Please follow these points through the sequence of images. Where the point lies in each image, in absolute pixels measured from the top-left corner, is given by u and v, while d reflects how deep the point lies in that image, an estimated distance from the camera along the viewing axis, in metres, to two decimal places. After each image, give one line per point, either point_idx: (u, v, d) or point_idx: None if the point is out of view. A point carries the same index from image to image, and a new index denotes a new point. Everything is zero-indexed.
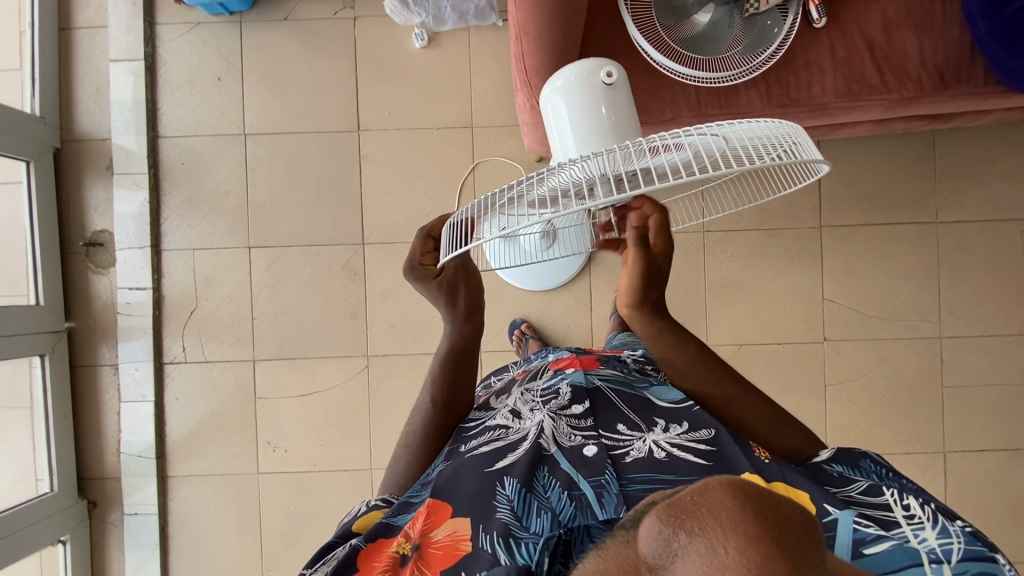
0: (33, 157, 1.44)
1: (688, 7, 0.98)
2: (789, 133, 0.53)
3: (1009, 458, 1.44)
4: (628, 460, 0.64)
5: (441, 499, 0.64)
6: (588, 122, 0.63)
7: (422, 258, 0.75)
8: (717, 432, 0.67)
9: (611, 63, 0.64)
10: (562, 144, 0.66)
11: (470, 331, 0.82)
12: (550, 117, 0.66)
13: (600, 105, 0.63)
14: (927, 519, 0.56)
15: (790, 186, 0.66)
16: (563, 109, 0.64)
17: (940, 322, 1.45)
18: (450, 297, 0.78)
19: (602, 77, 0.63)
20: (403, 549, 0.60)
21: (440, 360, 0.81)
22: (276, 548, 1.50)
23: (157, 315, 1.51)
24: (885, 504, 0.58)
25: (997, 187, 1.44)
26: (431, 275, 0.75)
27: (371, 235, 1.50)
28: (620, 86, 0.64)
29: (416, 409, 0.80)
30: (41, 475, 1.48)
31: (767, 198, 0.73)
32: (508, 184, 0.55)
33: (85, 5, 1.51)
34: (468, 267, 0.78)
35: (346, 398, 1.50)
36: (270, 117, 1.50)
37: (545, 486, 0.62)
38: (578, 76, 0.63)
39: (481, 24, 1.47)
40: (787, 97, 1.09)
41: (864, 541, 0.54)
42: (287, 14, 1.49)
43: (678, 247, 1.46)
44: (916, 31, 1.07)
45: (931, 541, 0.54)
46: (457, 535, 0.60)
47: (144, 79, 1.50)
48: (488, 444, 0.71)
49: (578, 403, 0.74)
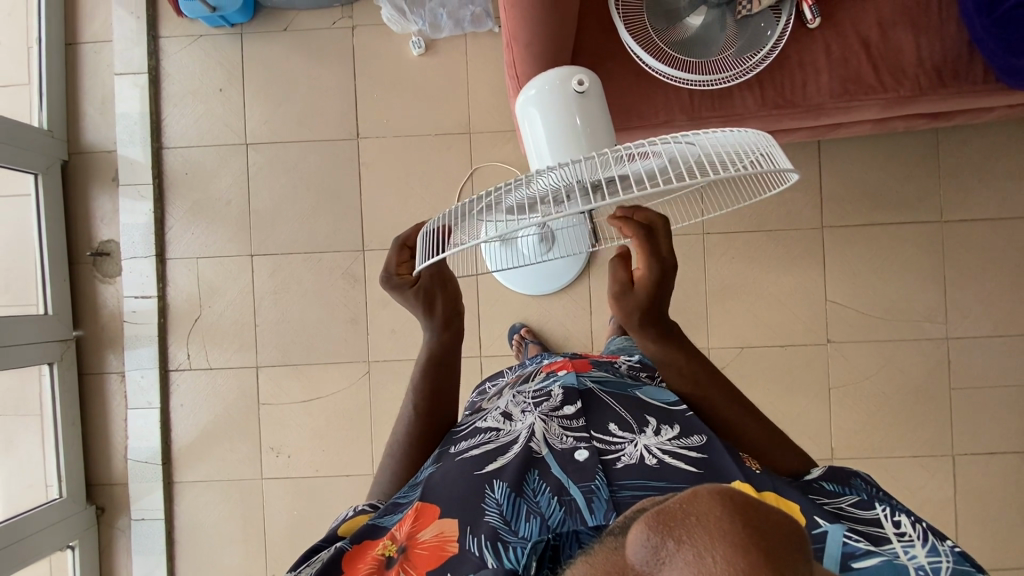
0: (40, 169, 1.48)
1: (681, 11, 0.97)
2: (761, 143, 0.54)
3: (1021, 462, 1.41)
4: (619, 466, 0.63)
5: (429, 502, 0.64)
6: (561, 130, 0.65)
7: (397, 269, 0.76)
8: (708, 439, 0.66)
9: (582, 71, 0.65)
10: (537, 152, 0.67)
11: (449, 338, 0.83)
12: (526, 129, 0.68)
13: (573, 114, 0.64)
14: (916, 537, 0.56)
15: (764, 193, 0.66)
16: (537, 118, 0.66)
17: (946, 323, 1.42)
18: (428, 305, 0.80)
19: (574, 85, 0.64)
20: (389, 551, 0.61)
21: (422, 367, 0.82)
22: (280, 553, 1.51)
23: (163, 322, 1.53)
24: (875, 520, 0.58)
25: (1003, 185, 1.42)
26: (409, 283, 0.76)
27: (371, 242, 1.51)
28: (592, 94, 0.65)
29: (406, 415, 0.81)
30: (51, 481, 1.51)
31: (750, 201, 0.73)
32: (486, 190, 0.55)
33: (91, 21, 1.55)
34: (445, 273, 0.80)
35: (348, 404, 1.51)
36: (271, 126, 1.52)
37: (534, 491, 0.62)
38: (550, 86, 0.65)
39: (477, 31, 1.48)
40: (782, 98, 1.08)
41: (854, 555, 0.53)
42: (286, 25, 1.51)
43: (677, 250, 1.45)
44: (912, 29, 1.06)
45: (920, 558, 0.53)
46: (443, 535, 0.60)
47: (148, 92, 1.52)
48: (478, 447, 0.70)
49: (569, 405, 0.74)
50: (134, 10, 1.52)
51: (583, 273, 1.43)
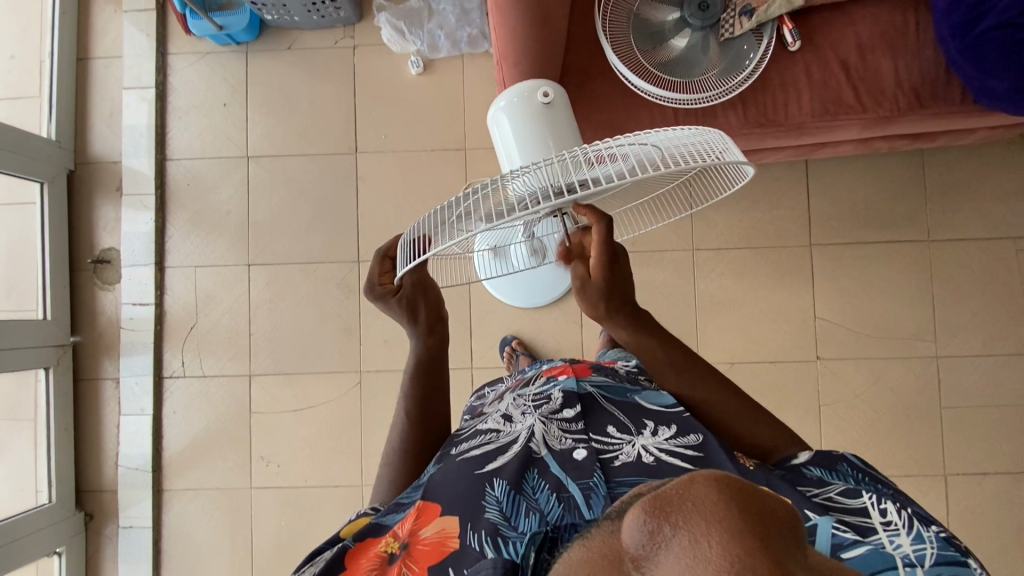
0: (47, 178, 1.51)
1: (665, 33, 1.02)
2: (716, 138, 0.58)
3: (1014, 483, 1.39)
4: (617, 464, 0.64)
5: (431, 501, 0.65)
6: (533, 138, 0.69)
7: (380, 279, 0.81)
8: (705, 438, 0.67)
9: (548, 83, 0.69)
10: (509, 157, 0.71)
11: (434, 343, 0.85)
12: (496, 134, 0.72)
13: (542, 124, 0.69)
14: (902, 525, 0.55)
15: (728, 189, 0.71)
16: (509, 128, 0.70)
17: (937, 341, 1.42)
18: (411, 312, 0.83)
19: (540, 97, 0.69)
20: (391, 547, 0.61)
21: (412, 376, 0.83)
22: (267, 564, 1.49)
23: (159, 329, 1.55)
24: (863, 509, 0.58)
25: (990, 205, 1.43)
26: (390, 293, 0.80)
27: (366, 253, 1.53)
28: (557, 105, 0.70)
29: (399, 422, 0.82)
30: (40, 487, 1.51)
31: (713, 200, 0.76)
32: (463, 195, 0.57)
33: (102, 37, 1.60)
34: (426, 281, 0.83)
35: (339, 413, 1.51)
36: (272, 140, 1.56)
37: (534, 488, 0.63)
38: (518, 98, 0.69)
39: (474, 51, 1.53)
40: (764, 117, 1.11)
41: (842, 545, 0.53)
42: (290, 43, 1.57)
43: (668, 265, 1.47)
44: (891, 53, 1.09)
45: (904, 546, 0.53)
46: (444, 532, 0.61)
47: (154, 106, 1.57)
48: (478, 447, 0.71)
49: (568, 407, 0.74)
50: (145, 27, 1.58)
51: (575, 286, 1.45)
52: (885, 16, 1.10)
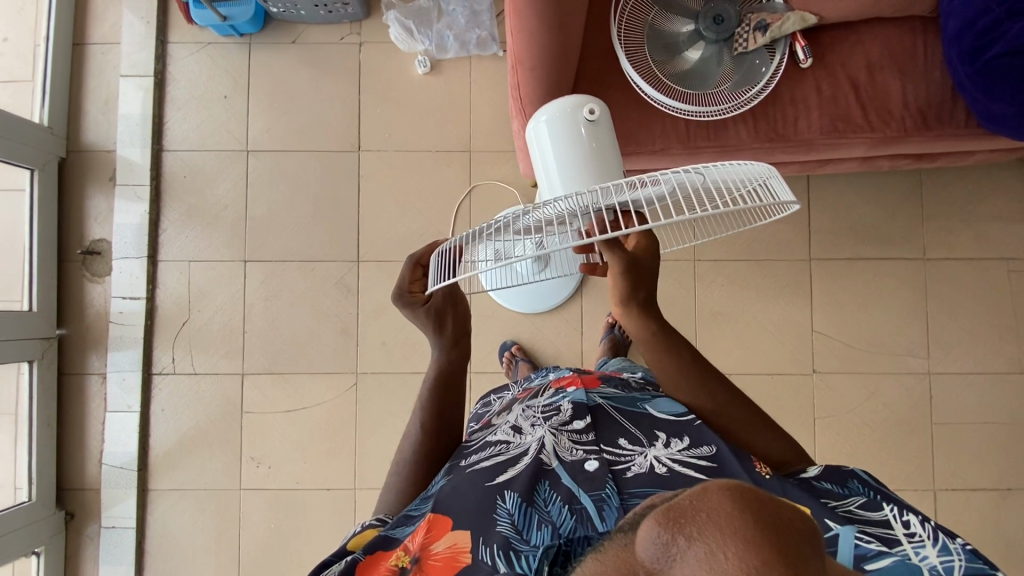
0: (37, 165, 1.47)
1: (680, 45, 1.03)
2: (762, 174, 0.57)
3: (1001, 499, 1.42)
4: (628, 475, 0.64)
5: (442, 513, 0.63)
6: (569, 151, 0.67)
7: (410, 287, 0.80)
8: (718, 449, 0.67)
9: (594, 100, 0.68)
10: (546, 170, 0.70)
11: (456, 356, 0.85)
12: (535, 146, 0.70)
13: (583, 139, 0.67)
14: (926, 537, 0.56)
15: (764, 220, 0.67)
16: (547, 140, 0.68)
17: (929, 358, 1.45)
18: (438, 322, 0.83)
19: (585, 114, 0.67)
20: (402, 562, 0.60)
21: (429, 384, 0.83)
22: (254, 565, 1.46)
23: (149, 324, 1.51)
24: (885, 521, 0.59)
25: (985, 226, 1.47)
26: (419, 301, 0.80)
27: (366, 253, 1.51)
28: (601, 123, 0.68)
29: (411, 430, 0.81)
30: (20, 484, 1.46)
31: (750, 226, 0.73)
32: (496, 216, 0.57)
33: (101, 22, 1.56)
34: (455, 294, 0.84)
35: (333, 414, 1.49)
36: (273, 135, 1.54)
37: (545, 501, 0.62)
38: (561, 111, 0.67)
39: (482, 54, 1.53)
40: (774, 132, 1.12)
41: (865, 557, 0.53)
42: (295, 37, 1.54)
43: (669, 276, 1.47)
44: (900, 75, 1.12)
45: (931, 558, 0.53)
46: (456, 547, 0.60)
47: (153, 95, 1.54)
48: (489, 459, 0.70)
49: (579, 419, 0.73)
50: (145, 14, 1.55)
51: (576, 294, 1.45)
52: (895, 39, 1.13)
